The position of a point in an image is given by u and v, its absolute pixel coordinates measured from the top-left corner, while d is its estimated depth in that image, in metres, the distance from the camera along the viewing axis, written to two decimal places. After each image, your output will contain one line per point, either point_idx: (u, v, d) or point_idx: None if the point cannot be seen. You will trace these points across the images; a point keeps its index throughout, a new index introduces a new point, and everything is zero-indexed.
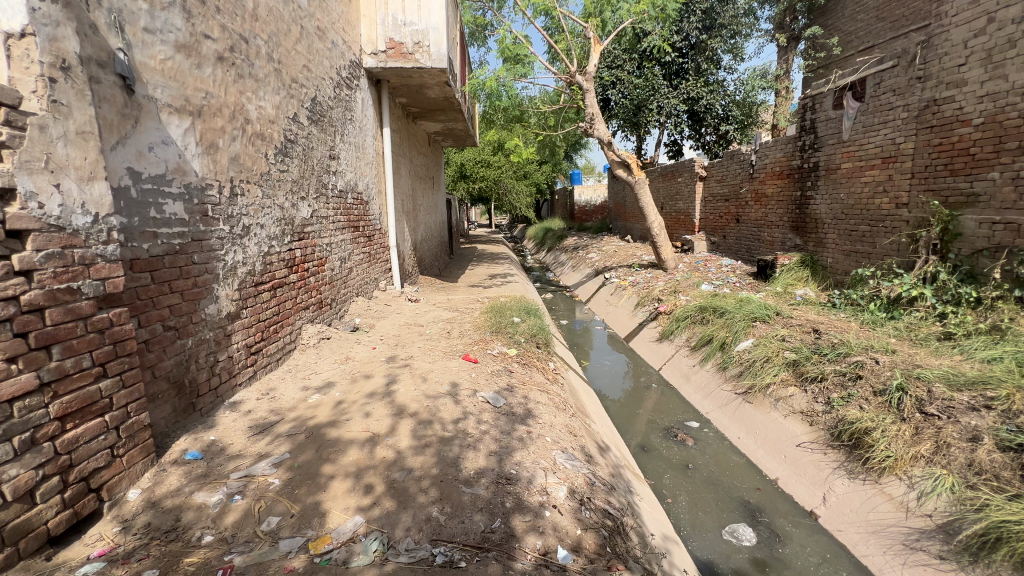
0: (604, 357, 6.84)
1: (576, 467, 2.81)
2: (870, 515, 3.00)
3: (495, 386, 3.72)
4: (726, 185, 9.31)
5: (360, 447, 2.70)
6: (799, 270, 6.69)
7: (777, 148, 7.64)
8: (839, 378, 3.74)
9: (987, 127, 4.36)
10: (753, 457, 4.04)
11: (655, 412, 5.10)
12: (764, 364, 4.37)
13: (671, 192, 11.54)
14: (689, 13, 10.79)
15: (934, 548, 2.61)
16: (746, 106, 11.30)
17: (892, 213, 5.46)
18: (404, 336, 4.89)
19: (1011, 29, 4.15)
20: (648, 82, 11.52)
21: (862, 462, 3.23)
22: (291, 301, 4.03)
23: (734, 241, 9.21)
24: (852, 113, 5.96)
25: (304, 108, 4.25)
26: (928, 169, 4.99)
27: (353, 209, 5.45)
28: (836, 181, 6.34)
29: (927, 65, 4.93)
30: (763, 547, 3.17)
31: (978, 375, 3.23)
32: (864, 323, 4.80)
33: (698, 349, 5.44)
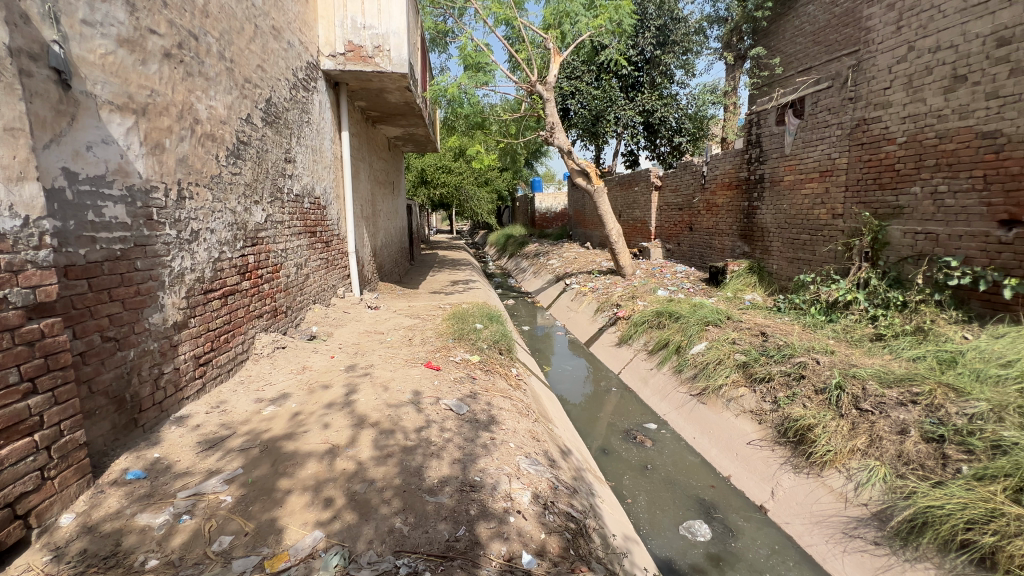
0: (565, 362, 6.94)
1: (540, 472, 2.84)
2: (814, 507, 3.19)
3: (458, 394, 3.70)
4: (680, 195, 9.71)
5: (319, 459, 2.62)
6: (748, 276, 7.07)
7: (726, 160, 8.04)
8: (784, 378, 3.97)
9: (909, 145, 4.78)
10: (707, 456, 4.20)
11: (614, 416, 5.22)
12: (717, 366, 4.58)
13: (628, 201, 11.90)
14: (644, 29, 11.21)
15: (870, 535, 2.81)
16: (697, 119, 11.83)
17: (829, 223, 5.87)
18: (363, 344, 4.78)
19: (928, 58, 4.57)
20: (605, 93, 11.85)
21: (806, 456, 3.43)
22: (244, 309, 3.86)
23: (687, 248, 9.60)
24: (793, 129, 6.36)
25: (257, 109, 4.10)
26: (859, 183, 5.41)
27: (310, 214, 5.28)
28: (779, 192, 6.75)
29: (857, 87, 5.35)
30: (717, 542, 3.30)
31: (906, 373, 3.50)
32: (806, 325, 5.14)
33: (656, 353, 5.63)
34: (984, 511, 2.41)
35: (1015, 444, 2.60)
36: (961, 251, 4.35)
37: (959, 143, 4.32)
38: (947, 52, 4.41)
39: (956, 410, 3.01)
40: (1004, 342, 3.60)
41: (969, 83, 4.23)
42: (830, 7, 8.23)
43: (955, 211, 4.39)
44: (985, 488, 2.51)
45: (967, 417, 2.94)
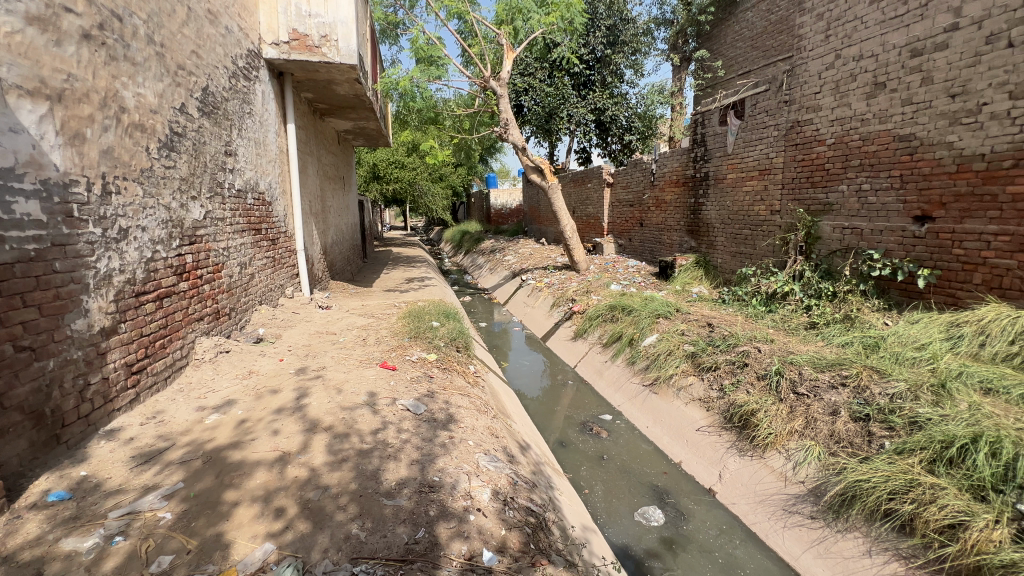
0: (522, 357, 6.99)
1: (499, 468, 2.85)
2: (757, 486, 3.39)
3: (415, 393, 3.64)
4: (630, 191, 9.99)
5: (269, 468, 2.50)
6: (694, 270, 7.39)
7: (673, 158, 8.35)
8: (729, 366, 4.19)
9: (837, 146, 5.14)
10: (659, 444, 4.36)
11: (571, 409, 5.31)
12: (668, 356, 4.77)
13: (581, 197, 12.11)
14: (595, 28, 11.40)
15: (807, 510, 3.03)
16: (646, 118, 12.19)
17: (767, 219, 6.23)
18: (314, 345, 4.61)
19: (852, 65, 4.93)
20: (558, 91, 11.97)
21: (750, 439, 3.64)
22: (182, 312, 3.62)
23: (638, 243, 9.90)
24: (734, 129, 6.69)
25: (192, 97, 3.83)
26: (793, 181, 5.76)
27: (254, 211, 5.01)
28: (722, 190, 7.08)
29: (791, 91, 5.70)
30: (670, 525, 3.44)
31: (837, 358, 3.79)
32: (748, 315, 5.44)
33: (610, 345, 5.78)
34: (904, 481, 2.64)
35: (929, 420, 2.88)
36: (882, 245, 4.74)
37: (880, 145, 4.70)
38: (868, 61, 4.77)
39: (879, 390, 3.29)
40: (919, 327, 3.98)
41: (888, 90, 4.59)
42: (766, 14, 8.70)
43: (877, 208, 4.78)
44: (905, 461, 2.75)
45: (889, 396, 3.22)
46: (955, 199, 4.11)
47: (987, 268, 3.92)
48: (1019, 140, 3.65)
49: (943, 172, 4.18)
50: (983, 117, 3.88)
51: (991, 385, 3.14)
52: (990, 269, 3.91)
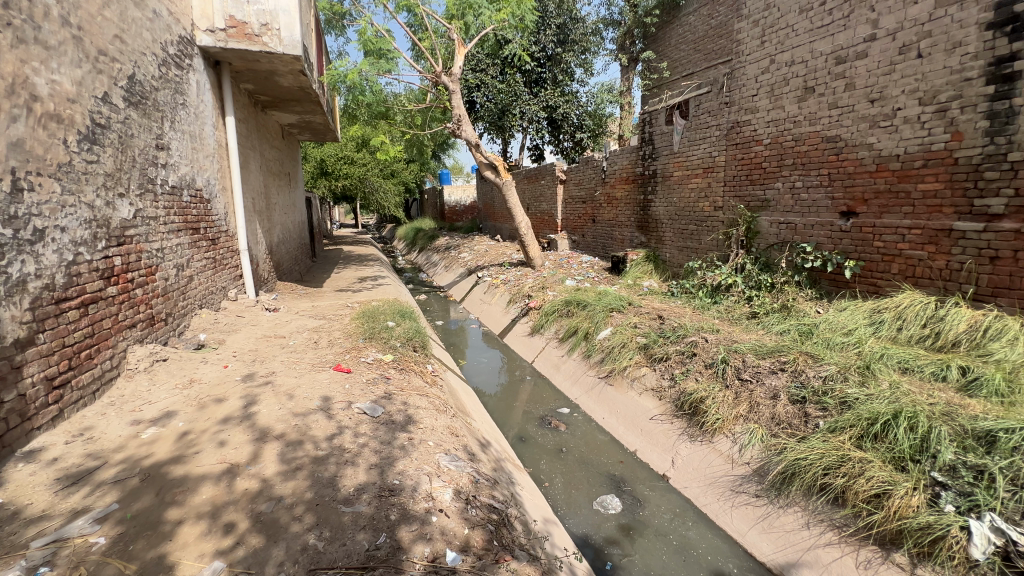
0: (479, 354, 6.97)
1: (460, 467, 2.84)
2: (707, 470, 3.57)
3: (372, 395, 3.55)
4: (583, 188, 10.18)
5: (216, 482, 2.36)
6: (645, 265, 7.64)
7: (623, 156, 8.59)
8: (679, 356, 4.38)
9: (773, 146, 5.47)
10: (615, 434, 4.49)
11: (529, 403, 5.37)
12: (622, 349, 4.91)
13: (535, 194, 12.22)
14: (545, 26, 11.48)
15: (752, 489, 3.22)
16: (596, 117, 12.46)
17: (711, 215, 6.53)
18: (262, 350, 4.39)
19: (785, 70, 5.26)
20: (510, 87, 11.99)
21: (699, 425, 3.82)
22: (111, 319, 3.34)
23: (591, 239, 10.11)
24: (680, 128, 6.96)
25: (117, 86, 3.53)
26: (734, 179, 6.08)
27: (191, 209, 4.70)
28: (670, 187, 7.35)
29: (731, 93, 5.99)
30: (627, 512, 3.55)
31: (776, 346, 4.05)
32: (695, 307, 5.70)
33: (566, 340, 5.88)
34: (836, 457, 2.86)
35: (857, 399, 3.13)
36: (814, 239, 5.11)
37: (811, 145, 5.04)
38: (799, 67, 5.10)
39: (813, 373, 3.55)
40: (847, 314, 4.32)
41: (817, 94, 4.93)
42: (707, 19, 9.08)
43: (808, 204, 5.13)
44: (837, 438, 2.98)
45: (822, 378, 3.48)
46: (876, 196, 4.48)
47: (903, 259, 4.31)
48: (928, 143, 4.03)
49: (864, 171, 4.54)
50: (898, 121, 4.24)
51: (908, 364, 3.48)
52: (905, 260, 4.30)
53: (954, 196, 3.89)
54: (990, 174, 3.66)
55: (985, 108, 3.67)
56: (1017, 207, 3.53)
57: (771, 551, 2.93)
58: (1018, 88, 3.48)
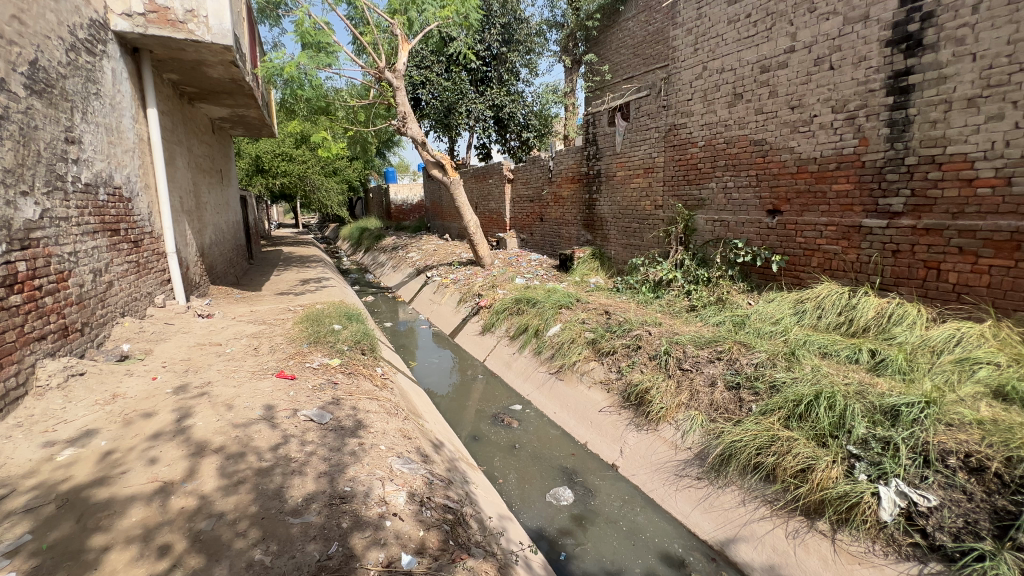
0: (430, 355, 6.90)
1: (413, 470, 2.80)
2: (653, 456, 3.74)
3: (319, 402, 3.43)
4: (530, 187, 10.29)
5: (147, 502, 2.20)
6: (592, 262, 7.86)
7: (568, 156, 8.77)
8: (625, 350, 4.55)
9: (707, 149, 5.80)
10: (566, 428, 4.59)
11: (482, 402, 5.38)
12: (571, 344, 5.04)
13: (483, 193, 12.23)
14: (490, 25, 11.48)
15: (694, 472, 3.42)
16: (542, 117, 12.65)
17: (652, 213, 6.82)
18: (195, 359, 4.12)
19: (717, 77, 5.58)
20: (455, 85, 11.90)
21: (645, 415, 3.99)
22: (16, 331, 3.02)
23: (539, 237, 10.26)
24: (621, 130, 7.21)
25: (17, 72, 3.18)
26: (673, 179, 6.38)
27: (109, 209, 4.31)
28: (613, 186, 7.60)
29: (668, 97, 6.28)
30: (579, 503, 3.65)
31: (713, 336, 4.31)
32: (639, 302, 5.94)
33: (517, 337, 5.94)
34: (767, 437, 3.09)
35: (784, 382, 3.41)
36: (744, 235, 5.47)
37: (740, 148, 5.38)
38: (729, 74, 5.44)
39: (747, 361, 3.81)
40: (774, 305, 4.67)
41: (745, 100, 5.27)
42: (645, 25, 9.45)
43: (739, 203, 5.49)
44: (767, 419, 3.22)
45: (754, 365, 3.75)
46: (798, 196, 4.86)
47: (821, 253, 4.71)
48: (840, 147, 4.43)
49: (787, 172, 4.92)
50: (814, 127, 4.63)
51: (827, 349, 3.82)
52: (823, 254, 4.71)
53: (863, 196, 4.31)
54: (892, 176, 4.08)
55: (886, 116, 4.08)
56: (913, 206, 3.97)
57: (712, 529, 3.13)
58: (912, 99, 3.90)
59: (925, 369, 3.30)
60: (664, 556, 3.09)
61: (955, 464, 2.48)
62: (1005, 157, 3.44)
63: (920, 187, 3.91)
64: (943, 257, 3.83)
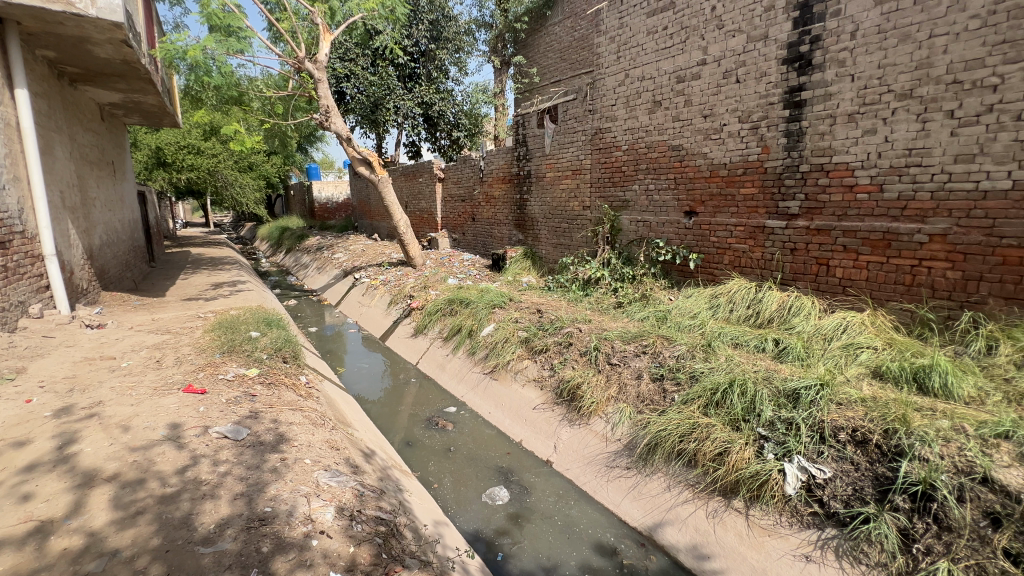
0: (360, 359, 6.63)
1: (342, 483, 2.65)
2: (585, 450, 3.85)
3: (234, 417, 3.16)
4: (461, 186, 10.22)
5: (19, 547, 1.90)
6: (524, 261, 7.95)
7: (499, 156, 8.81)
8: (557, 347, 4.66)
9: (630, 152, 6.08)
10: (501, 427, 4.60)
11: (415, 406, 5.25)
12: (504, 344, 5.06)
13: (413, 192, 11.96)
14: (417, 21, 11.23)
15: (624, 462, 3.56)
16: (472, 116, 12.61)
17: (580, 214, 7.03)
18: (83, 376, 3.63)
19: (638, 84, 5.86)
20: (382, 80, 11.53)
21: (577, 410, 4.10)
22: None
23: (471, 237, 10.20)
24: (550, 132, 7.37)
25: None
26: (599, 181, 6.62)
27: None
28: (543, 187, 7.74)
29: (594, 102, 6.50)
30: (515, 501, 3.67)
31: (638, 332, 4.53)
32: (570, 299, 6.11)
33: (450, 338, 5.87)
34: (689, 425, 3.29)
35: (702, 372, 3.66)
36: (665, 235, 5.80)
37: (660, 153, 5.70)
38: (648, 82, 5.73)
39: (669, 353, 4.05)
40: (692, 300, 5.00)
41: (663, 107, 5.59)
42: (570, 31, 9.72)
43: (660, 205, 5.81)
44: (688, 408, 3.43)
45: (675, 357, 3.99)
46: (711, 198, 5.23)
47: (732, 251, 5.11)
48: (746, 154, 4.83)
49: (701, 177, 5.29)
50: (724, 134, 5.01)
51: (738, 340, 4.14)
52: (733, 253, 5.11)
53: (766, 199, 4.73)
54: (789, 181, 4.52)
55: (784, 127, 4.51)
56: (807, 208, 4.42)
57: (641, 516, 3.28)
58: (805, 113, 4.35)
59: (818, 354, 3.69)
60: (597, 547, 3.19)
61: (845, 438, 2.78)
62: (878, 166, 3.93)
63: (813, 193, 4.37)
64: (831, 254, 4.31)
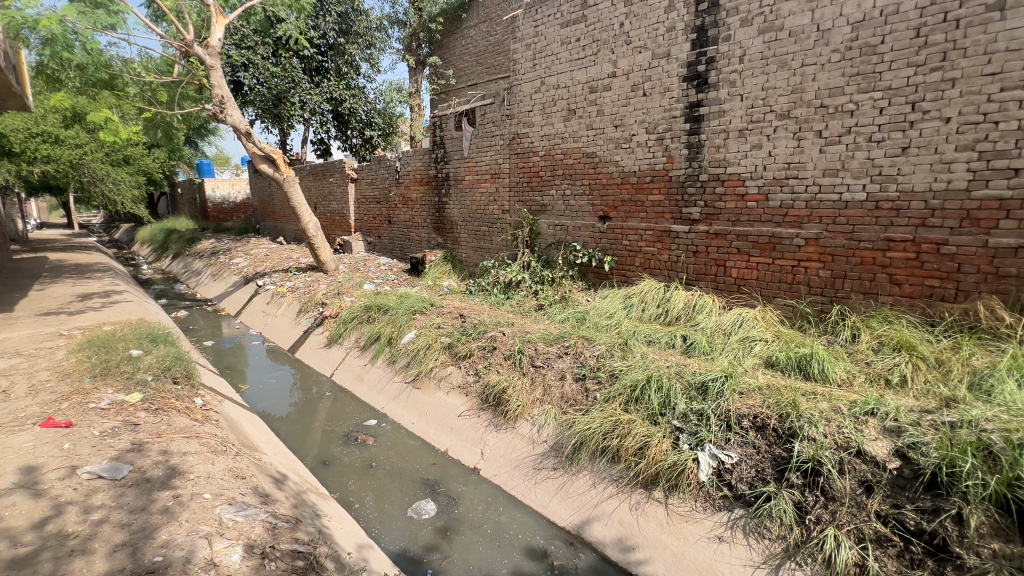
0: (265, 374, 6.07)
1: (251, 516, 2.38)
2: (512, 455, 3.84)
3: (111, 452, 2.71)
4: (375, 187, 9.81)
5: None
6: (444, 265, 7.81)
7: (416, 157, 8.59)
8: (481, 352, 4.63)
9: (547, 158, 6.23)
10: (426, 437, 4.45)
11: (330, 421, 4.91)
12: (427, 351, 4.92)
13: (322, 192, 11.27)
14: (324, 12, 10.61)
15: (551, 463, 3.61)
16: (386, 115, 12.16)
17: (500, 217, 7.06)
18: None
19: (553, 92, 6.03)
20: (286, 72, 10.73)
21: (503, 414, 4.08)
22: None
23: (387, 240, 9.82)
24: (468, 135, 7.33)
25: None
26: (517, 185, 6.70)
27: None
28: (462, 190, 7.66)
29: (511, 107, 6.57)
30: (443, 514, 3.55)
31: (560, 333, 4.64)
32: (491, 303, 6.11)
33: (368, 347, 5.58)
34: (612, 422, 3.42)
35: (621, 370, 3.82)
36: (581, 238, 6.02)
37: (575, 159, 5.90)
38: (563, 90, 5.92)
39: (590, 353, 4.19)
40: (608, 301, 5.24)
41: (577, 116, 5.80)
42: (486, 35, 9.76)
43: (576, 210, 6.02)
44: (611, 406, 3.56)
45: (596, 356, 4.14)
46: (623, 204, 5.52)
47: (642, 254, 5.43)
48: (653, 164, 5.16)
49: (614, 183, 5.56)
50: (633, 144, 5.31)
51: (651, 337, 4.40)
52: (644, 255, 5.42)
53: (671, 205, 5.08)
54: (691, 190, 4.91)
55: (685, 139, 4.88)
56: (707, 214, 4.83)
57: (569, 515, 3.34)
58: (703, 127, 4.74)
59: (720, 348, 4.04)
60: (528, 551, 3.19)
61: (748, 425, 3.05)
62: (764, 178, 4.40)
63: (711, 200, 4.77)
64: (728, 256, 4.74)
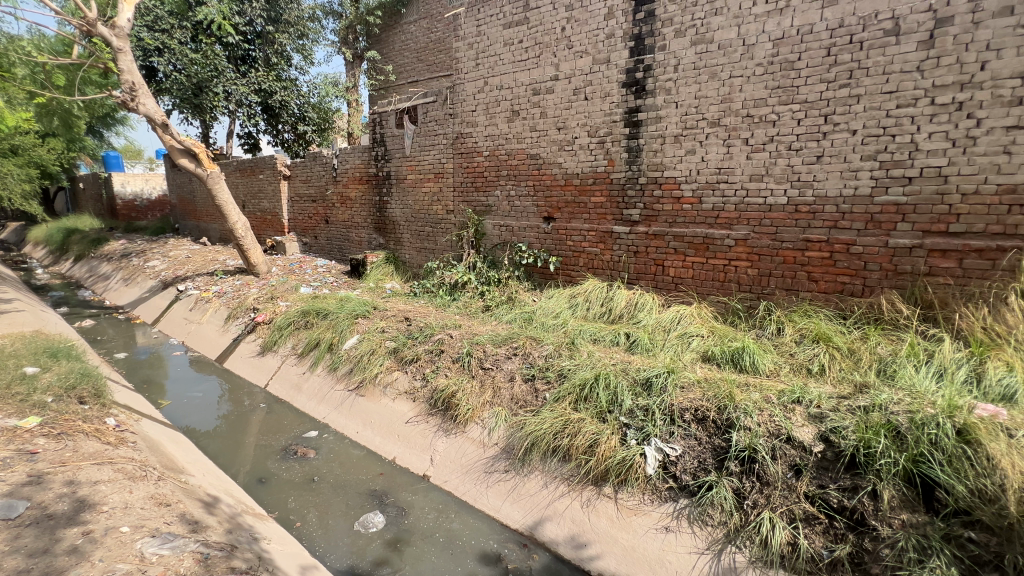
0: (189, 387, 5.58)
1: (178, 548, 2.16)
2: (463, 459, 3.79)
3: (3, 487, 2.37)
4: (311, 185, 9.33)
5: None
6: (386, 266, 7.56)
7: (354, 155, 8.26)
8: (428, 356, 4.53)
9: (491, 158, 6.21)
10: (371, 446, 4.28)
11: (265, 435, 4.59)
12: (370, 356, 4.73)
13: (251, 190, 10.56)
14: None
15: (502, 465, 3.60)
16: (321, 110, 11.60)
17: (444, 217, 6.95)
18: None
19: (496, 92, 6.02)
20: (207, 59, 9.93)
21: (452, 419, 4.01)
22: None
23: (324, 241, 9.37)
24: (409, 133, 7.16)
25: None
26: (462, 185, 6.63)
27: None
28: (404, 190, 7.46)
29: (454, 106, 6.49)
30: (392, 525, 3.43)
31: (508, 334, 4.64)
32: (437, 305, 6.00)
33: (306, 354, 5.29)
34: (562, 422, 3.46)
35: (570, 369, 3.88)
36: (526, 239, 6.05)
37: (520, 160, 5.93)
38: (507, 91, 5.92)
39: (538, 353, 4.23)
40: (554, 300, 5.31)
41: (521, 117, 5.83)
42: (427, 32, 9.59)
43: (521, 210, 6.05)
44: (560, 405, 3.61)
45: (544, 356, 4.17)
46: (567, 205, 5.61)
47: (586, 254, 5.55)
48: (595, 166, 5.29)
49: (558, 185, 5.64)
50: (575, 147, 5.42)
51: (596, 336, 4.50)
52: (588, 255, 5.54)
53: (613, 207, 5.24)
54: (631, 192, 5.08)
55: (625, 144, 5.05)
56: (646, 216, 5.02)
57: (521, 516, 3.34)
58: (641, 132, 4.92)
59: (661, 345, 4.21)
60: (481, 556, 3.15)
61: (690, 418, 3.20)
62: (698, 181, 4.64)
63: (650, 203, 4.97)
64: (666, 256, 4.95)
